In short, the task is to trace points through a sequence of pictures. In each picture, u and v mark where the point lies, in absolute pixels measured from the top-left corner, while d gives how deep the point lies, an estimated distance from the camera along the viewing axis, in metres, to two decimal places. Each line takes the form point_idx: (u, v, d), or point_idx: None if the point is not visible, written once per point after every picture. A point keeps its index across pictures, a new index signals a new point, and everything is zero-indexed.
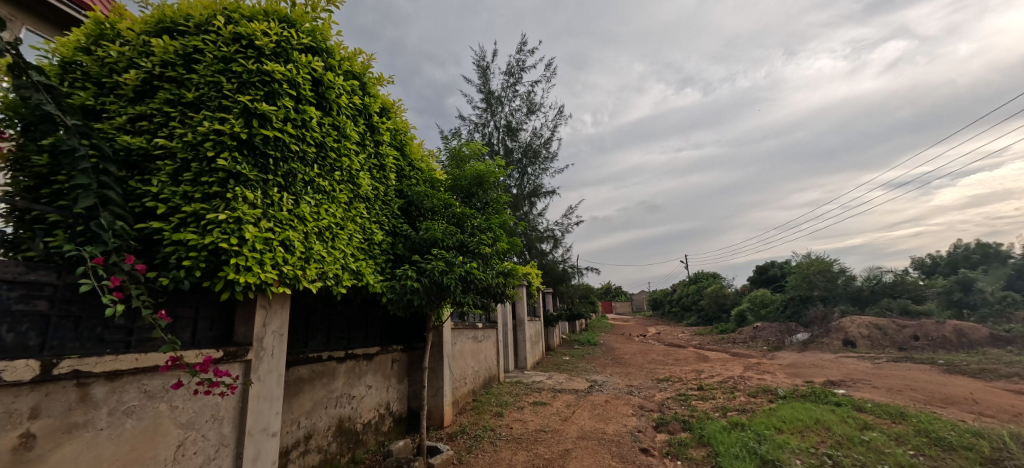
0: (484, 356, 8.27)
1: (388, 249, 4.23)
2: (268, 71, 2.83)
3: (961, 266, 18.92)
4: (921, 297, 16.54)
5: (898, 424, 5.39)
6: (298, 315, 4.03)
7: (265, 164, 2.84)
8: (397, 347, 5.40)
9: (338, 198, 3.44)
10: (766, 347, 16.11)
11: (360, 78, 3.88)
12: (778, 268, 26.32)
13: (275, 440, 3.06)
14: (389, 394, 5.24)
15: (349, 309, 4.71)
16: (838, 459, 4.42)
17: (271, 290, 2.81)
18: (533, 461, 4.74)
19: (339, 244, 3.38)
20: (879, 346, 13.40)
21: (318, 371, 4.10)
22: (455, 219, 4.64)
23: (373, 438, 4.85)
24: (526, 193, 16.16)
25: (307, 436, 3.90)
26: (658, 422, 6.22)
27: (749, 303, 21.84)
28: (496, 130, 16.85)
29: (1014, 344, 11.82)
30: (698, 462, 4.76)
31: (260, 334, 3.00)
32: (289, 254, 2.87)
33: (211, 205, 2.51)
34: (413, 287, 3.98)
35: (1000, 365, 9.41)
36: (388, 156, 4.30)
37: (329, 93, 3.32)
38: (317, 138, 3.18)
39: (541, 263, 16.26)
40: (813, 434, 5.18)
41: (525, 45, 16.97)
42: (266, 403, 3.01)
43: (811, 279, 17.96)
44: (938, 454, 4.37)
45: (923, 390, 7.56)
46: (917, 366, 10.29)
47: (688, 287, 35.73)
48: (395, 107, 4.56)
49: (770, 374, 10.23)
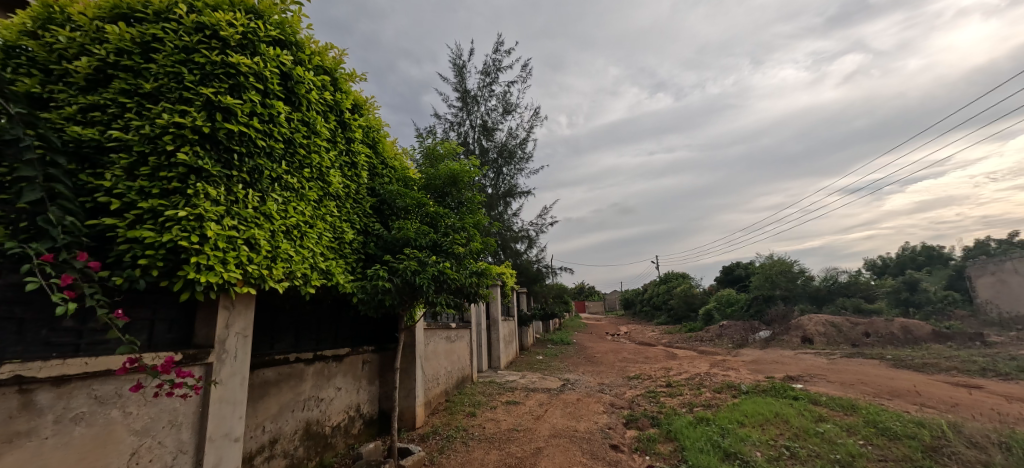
0: (457, 356, 8.25)
1: (359, 248, 4.16)
2: (234, 63, 2.73)
3: (909, 267, 20.27)
4: (872, 296, 17.55)
5: (850, 416, 5.72)
6: (265, 316, 3.92)
7: (228, 159, 2.74)
8: (368, 348, 5.31)
9: (308, 196, 3.36)
10: (730, 345, 16.73)
11: (332, 73, 3.80)
12: (743, 269, 27.45)
13: (239, 445, 2.96)
14: (360, 396, 5.14)
15: (318, 310, 4.62)
16: (795, 450, 4.65)
17: (235, 290, 2.71)
18: (505, 460, 4.76)
19: (308, 243, 3.30)
20: (834, 343, 14.16)
21: (284, 374, 3.98)
22: (428, 219, 4.58)
23: (343, 442, 4.75)
24: (501, 193, 16.21)
25: (272, 440, 3.78)
26: (628, 419, 6.36)
27: (716, 303, 22.63)
28: (471, 129, 16.82)
29: (953, 339, 12.71)
30: (665, 456, 4.89)
31: (222, 336, 2.89)
32: (254, 253, 2.78)
33: (171, 201, 2.41)
34: (385, 287, 3.92)
35: (940, 360, 10.11)
36: (359, 154, 4.23)
37: (298, 88, 3.23)
38: (285, 133, 3.10)
39: (516, 263, 16.32)
40: (773, 427, 5.42)
41: (501, 46, 17.05)
42: (230, 407, 2.90)
43: (773, 279, 18.79)
44: (884, 443, 4.65)
45: (872, 384, 8.04)
46: (867, 361, 10.95)
47: (659, 287, 36.64)
48: (368, 104, 4.48)
49: (734, 371, 10.63)
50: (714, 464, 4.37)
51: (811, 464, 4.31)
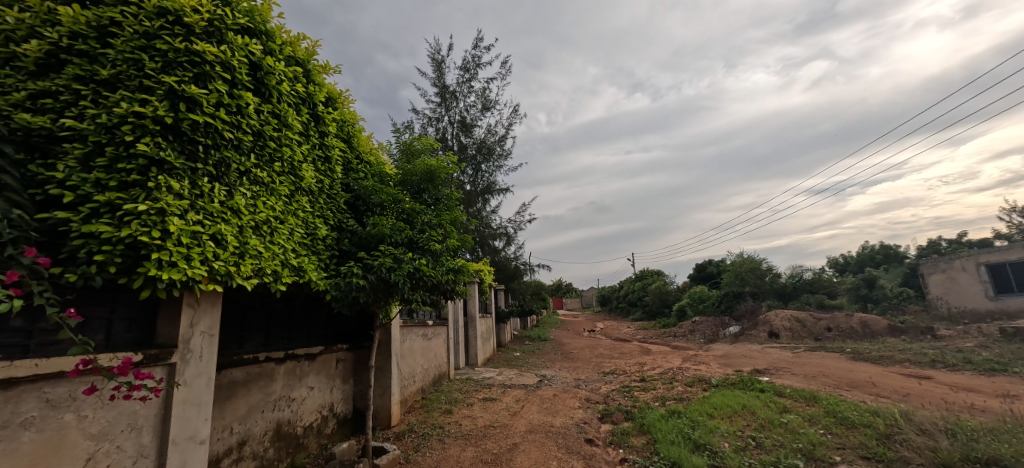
0: (434, 353, 8.20)
1: (332, 245, 4.07)
2: (199, 51, 2.62)
3: (867, 265, 21.35)
4: (834, 292, 18.41)
5: (811, 407, 5.99)
6: (233, 315, 3.80)
7: (193, 151, 2.63)
8: (341, 347, 5.21)
9: (278, 190, 3.27)
10: (702, 340, 17.24)
11: (305, 64, 3.71)
12: (714, 266, 28.26)
13: (205, 448, 2.87)
14: (333, 395, 5.04)
15: (290, 308, 4.53)
16: (760, 440, 4.83)
17: (200, 287, 2.61)
18: (481, 457, 4.77)
19: (279, 239, 3.21)
20: (798, 338, 14.80)
21: (253, 373, 3.86)
22: (404, 215, 4.51)
23: (315, 442, 4.65)
24: (479, 190, 16.16)
25: (241, 442, 3.67)
26: (603, 414, 6.47)
27: (688, 299, 23.24)
28: (450, 125, 16.68)
29: (906, 333, 13.45)
30: (638, 449, 5.01)
31: (187, 335, 2.78)
32: (220, 248, 2.68)
33: (130, 194, 2.30)
34: (359, 284, 3.85)
35: (895, 352, 10.70)
36: (334, 148, 4.15)
37: (268, 79, 3.14)
38: (254, 125, 3.00)
39: (494, 260, 16.33)
40: (740, 419, 5.63)
41: (481, 42, 16.93)
42: (194, 409, 2.79)
43: (743, 276, 19.44)
44: (842, 432, 4.89)
45: (833, 376, 8.44)
46: (828, 354, 11.48)
47: (634, 284, 37.31)
48: (342, 97, 4.39)
49: (705, 365, 10.96)
50: (685, 455, 4.50)
51: (776, 453, 4.49)
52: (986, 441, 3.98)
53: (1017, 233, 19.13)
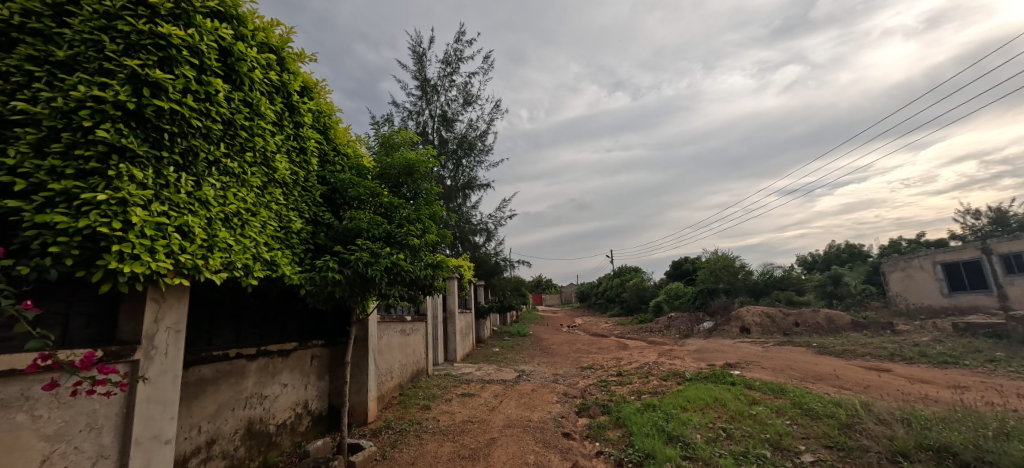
0: (412, 349, 8.13)
1: (307, 238, 3.97)
2: (164, 33, 2.50)
3: (834, 263, 22.26)
4: (802, 289, 19.11)
5: (779, 399, 6.23)
6: (201, 311, 3.68)
7: (157, 139, 2.51)
8: (316, 343, 5.11)
9: (250, 182, 3.16)
10: (677, 335, 17.67)
11: (278, 52, 3.59)
12: (690, 263, 28.92)
13: (170, 447, 2.77)
14: (308, 392, 4.94)
15: (262, 303, 4.41)
16: (730, 431, 4.99)
17: (165, 281, 2.51)
18: (458, 452, 4.76)
19: (250, 232, 3.11)
20: (768, 333, 15.34)
21: (223, 371, 3.75)
22: (382, 209, 4.43)
23: (288, 440, 4.55)
24: (460, 185, 16.05)
25: (209, 441, 3.56)
26: (580, 408, 6.56)
27: (665, 295, 23.76)
28: (431, 119, 16.48)
29: (868, 328, 14.08)
30: (614, 442, 5.09)
31: (151, 331, 2.66)
32: (187, 241, 2.58)
33: (89, 183, 2.19)
34: (335, 279, 3.78)
35: (857, 346, 11.21)
36: (309, 139, 4.05)
37: (239, 65, 3.02)
38: (224, 114, 2.89)
39: (473, 255, 16.29)
40: (712, 411, 5.80)
41: (462, 35, 16.76)
42: (159, 407, 2.69)
43: (717, 273, 19.94)
44: (806, 422, 5.11)
45: (799, 369, 8.77)
46: (796, 349, 11.93)
47: (612, 280, 37.87)
48: (318, 87, 4.29)
49: (680, 360, 11.23)
50: (659, 447, 4.60)
51: (745, 444, 4.65)
52: (938, 429, 4.19)
53: (970, 234, 20.28)
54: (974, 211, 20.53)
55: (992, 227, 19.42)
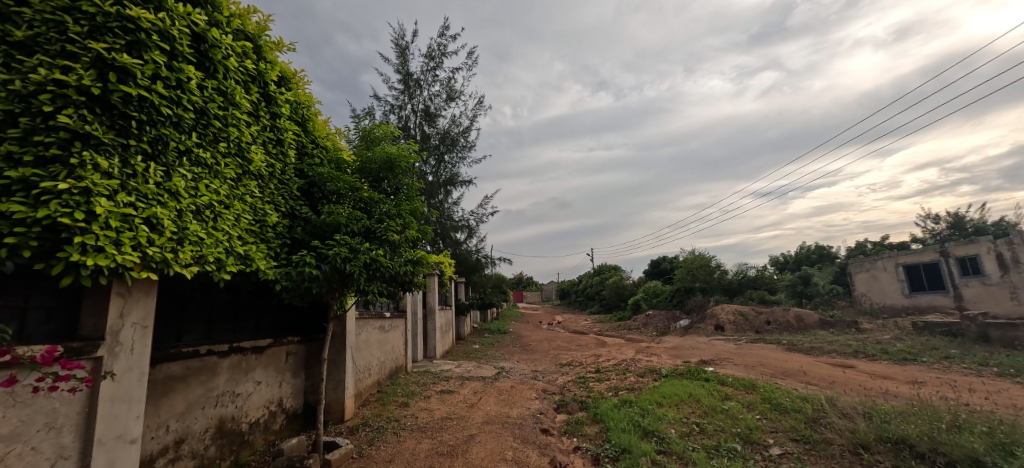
0: (390, 346, 8.05)
1: (283, 233, 3.88)
2: (133, 16, 2.38)
3: (804, 264, 23.07)
4: (774, 288, 19.74)
5: (750, 394, 6.44)
6: (171, 306, 3.57)
7: (124, 126, 2.41)
8: (292, 339, 5.00)
9: (223, 173, 3.07)
10: (654, 333, 18.03)
11: (255, 40, 3.49)
12: (668, 262, 29.53)
13: (136, 447, 2.67)
14: (282, 390, 4.83)
15: (235, 298, 4.29)
16: (703, 426, 5.14)
17: (132, 275, 2.41)
18: (437, 449, 4.74)
19: (223, 225, 3.02)
20: (741, 331, 15.81)
21: (193, 368, 3.63)
22: (362, 204, 4.35)
23: (261, 439, 4.44)
24: (441, 181, 15.94)
25: (178, 440, 3.46)
26: (558, 404, 6.62)
27: (643, 293, 24.19)
28: (413, 114, 16.30)
29: (834, 326, 14.66)
30: (591, 437, 5.17)
31: (116, 327, 2.56)
32: (156, 234, 2.49)
33: (49, 171, 2.09)
34: (312, 274, 3.71)
35: (824, 344, 11.66)
36: (287, 131, 3.95)
37: (213, 53, 2.92)
38: (196, 102, 2.79)
39: (454, 252, 16.24)
40: (686, 406, 5.95)
41: (446, 30, 16.63)
42: (124, 406, 2.59)
43: (694, 272, 20.39)
44: (775, 416, 5.29)
45: (770, 366, 9.07)
46: (767, 346, 12.33)
47: (592, 278, 38.29)
48: (297, 78, 4.19)
49: (656, 357, 11.46)
50: (635, 442, 4.69)
51: (717, 438, 4.78)
52: (896, 422, 4.39)
53: (930, 237, 21.31)
54: (934, 216, 21.58)
55: (950, 232, 20.45)
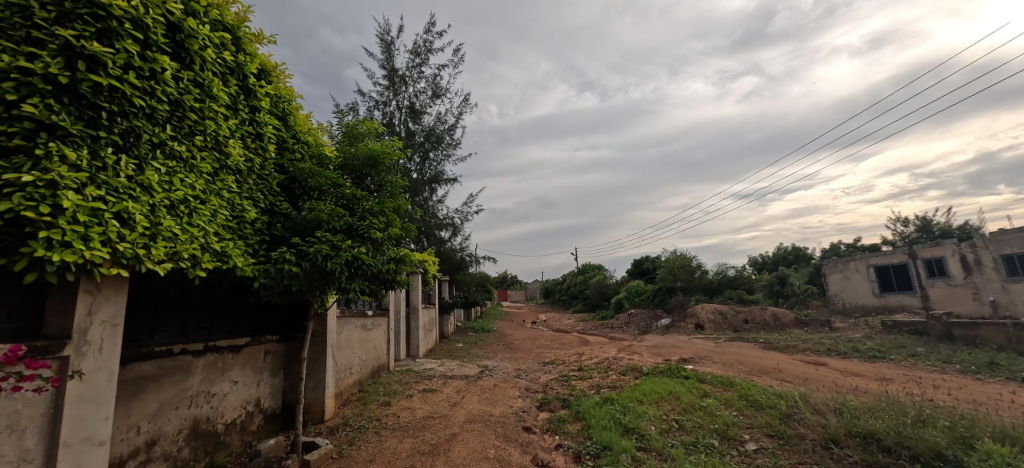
0: (372, 344, 7.97)
1: (262, 229, 3.79)
2: (104, 3, 2.29)
3: (781, 264, 23.71)
4: (752, 288, 20.23)
5: (727, 391, 6.59)
6: (143, 304, 3.46)
7: (94, 117, 2.32)
8: (270, 338, 4.90)
9: (199, 168, 2.98)
10: (636, 331, 18.29)
11: (234, 31, 3.40)
12: (651, 262, 29.96)
13: (104, 449, 2.58)
14: (260, 390, 4.73)
15: (212, 296, 4.19)
16: (682, 422, 5.24)
17: (101, 271, 2.34)
18: (418, 448, 4.71)
19: (198, 220, 2.94)
20: (720, 329, 16.15)
21: (166, 368, 3.53)
22: (344, 201, 4.27)
23: (238, 440, 4.34)
24: (426, 178, 15.81)
25: (150, 442, 3.36)
26: (541, 402, 6.66)
27: (626, 293, 24.50)
28: (398, 110, 16.12)
29: (809, 325, 15.11)
30: (573, 435, 5.22)
31: (84, 325, 2.47)
32: (127, 229, 2.40)
33: (13, 163, 2.01)
34: (291, 272, 3.65)
35: (798, 342, 12.01)
36: (267, 125, 3.87)
37: (190, 43, 2.83)
38: (171, 93, 2.70)
39: (438, 250, 16.16)
40: (666, 403, 6.06)
41: (432, 27, 16.50)
42: (92, 407, 2.50)
43: (675, 272, 20.74)
44: (751, 413, 5.44)
45: (747, 363, 9.30)
46: (745, 344, 12.63)
47: (576, 278, 38.62)
48: (277, 72, 4.12)
49: (638, 355, 11.62)
50: (616, 439, 4.74)
51: (695, 434, 4.89)
52: (865, 417, 4.56)
53: (899, 240, 22.15)
54: (903, 219, 22.44)
55: (918, 235, 21.28)
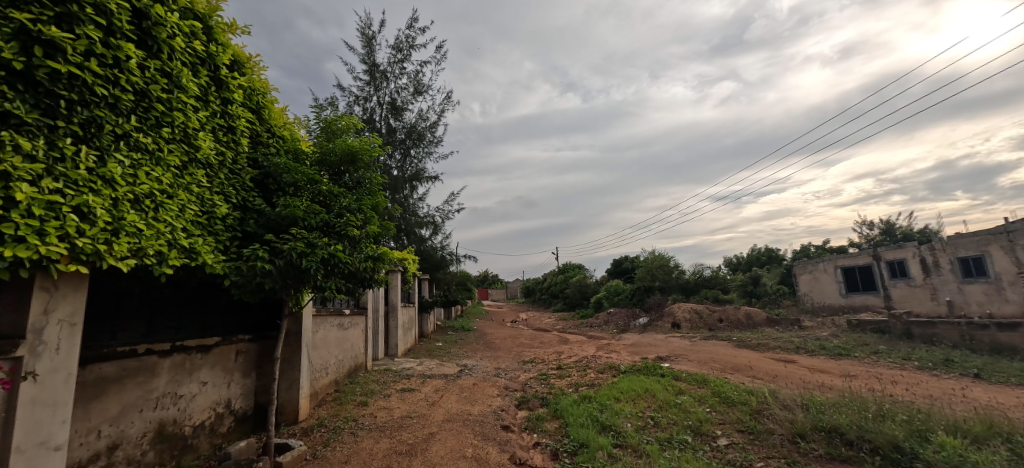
0: (349, 344, 7.84)
1: (233, 225, 3.68)
2: None
3: (754, 265, 24.43)
4: (727, 288, 20.76)
5: (701, 388, 6.76)
6: (104, 301, 3.31)
7: (51, 106, 2.21)
8: (242, 338, 4.75)
9: (167, 160, 2.87)
10: (615, 330, 18.53)
11: (205, 19, 3.29)
12: (630, 262, 30.45)
13: (61, 454, 2.46)
14: (230, 391, 4.59)
15: (180, 294, 4.04)
16: (657, 419, 5.34)
17: (58, 268, 2.23)
18: (395, 448, 4.67)
19: (165, 215, 2.83)
20: (695, 328, 16.53)
21: (130, 368, 3.39)
22: (320, 197, 4.18)
23: (207, 442, 4.20)
24: (407, 176, 15.63)
25: (112, 446, 3.23)
26: (519, 401, 6.68)
27: (605, 292, 24.80)
28: (379, 106, 15.87)
29: (780, 324, 15.61)
30: (551, 433, 5.26)
31: (39, 324, 2.35)
32: (87, 223, 2.30)
33: None
34: (264, 269, 3.54)
35: (770, 340, 12.41)
36: (240, 118, 3.76)
37: (157, 31, 2.72)
38: (136, 83, 2.59)
39: (418, 249, 16.02)
40: (642, 401, 6.17)
41: (415, 23, 16.32)
42: (48, 410, 2.38)
43: (653, 272, 21.13)
44: (723, 409, 5.59)
45: (720, 361, 9.55)
46: (719, 342, 12.96)
47: (556, 277, 38.85)
48: (251, 63, 4.01)
49: (616, 353, 11.77)
50: (593, 437, 4.80)
51: (669, 431, 5.00)
52: (830, 412, 4.74)
53: (865, 242, 23.12)
54: (868, 222, 23.44)
55: (882, 238, 22.26)
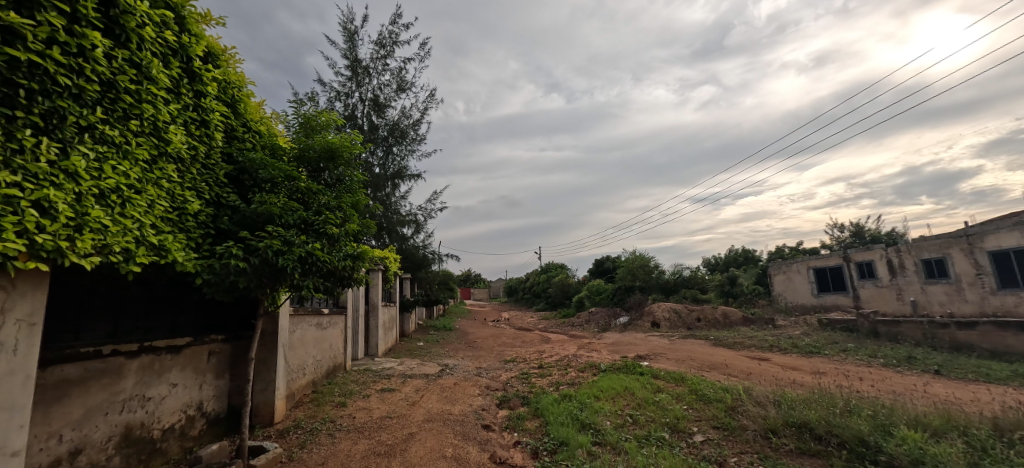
0: (328, 344, 7.70)
1: (206, 222, 3.57)
2: None
3: (732, 266, 25.02)
4: (705, 288, 21.20)
5: (678, 386, 6.89)
6: (66, 300, 3.17)
7: (9, 95, 2.11)
8: (215, 338, 4.62)
9: (134, 154, 2.77)
10: (596, 329, 18.72)
11: (177, 8, 3.18)
12: (612, 262, 30.80)
13: (20, 460, 2.34)
14: (202, 392, 4.46)
15: (148, 293, 3.90)
16: (636, 417, 5.42)
17: (16, 265, 2.13)
18: (374, 449, 4.62)
19: (133, 211, 2.73)
20: (674, 327, 16.84)
21: (94, 370, 3.26)
22: (297, 194, 4.09)
23: (177, 446, 4.07)
24: (389, 173, 15.45)
25: (73, 451, 3.10)
26: (500, 400, 6.69)
27: (587, 291, 25.03)
28: (361, 102, 15.66)
29: (755, 323, 16.04)
30: (531, 431, 5.28)
31: None
32: (47, 219, 2.20)
33: None
34: (238, 267, 3.45)
35: (745, 339, 12.74)
36: (213, 112, 3.65)
37: (125, 19, 2.62)
38: (102, 73, 2.49)
39: (400, 247, 15.86)
40: (621, 399, 6.26)
41: (399, 19, 16.16)
42: (4, 415, 2.26)
43: (634, 272, 21.41)
44: (699, 406, 5.72)
45: (698, 360, 9.76)
46: (697, 341, 13.23)
47: (539, 276, 39.00)
48: (226, 56, 3.90)
49: (597, 352, 11.90)
50: (573, 435, 4.85)
51: (647, 428, 5.08)
52: (800, 408, 4.90)
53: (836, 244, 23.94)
54: (840, 225, 24.28)
55: (852, 240, 23.09)
